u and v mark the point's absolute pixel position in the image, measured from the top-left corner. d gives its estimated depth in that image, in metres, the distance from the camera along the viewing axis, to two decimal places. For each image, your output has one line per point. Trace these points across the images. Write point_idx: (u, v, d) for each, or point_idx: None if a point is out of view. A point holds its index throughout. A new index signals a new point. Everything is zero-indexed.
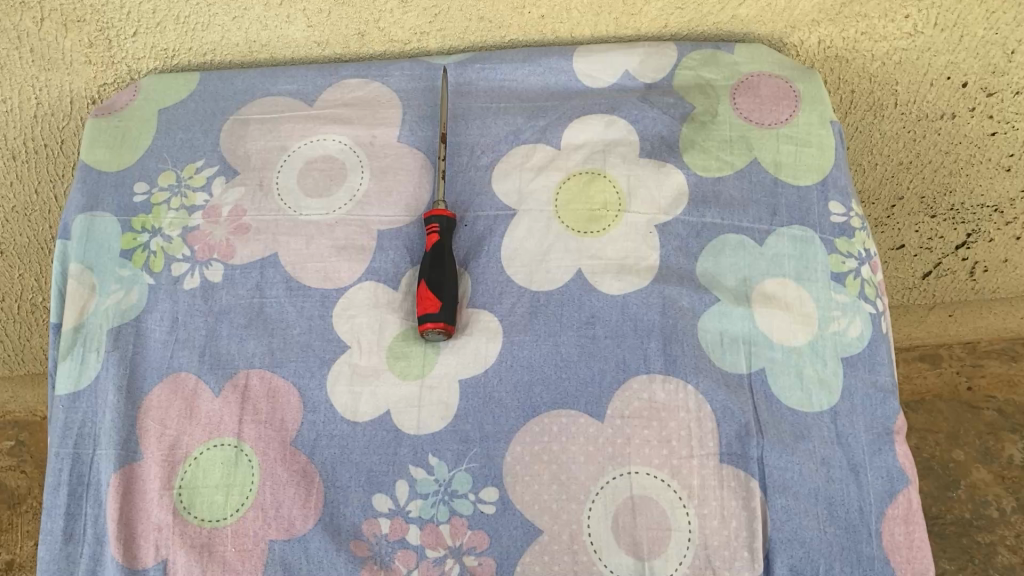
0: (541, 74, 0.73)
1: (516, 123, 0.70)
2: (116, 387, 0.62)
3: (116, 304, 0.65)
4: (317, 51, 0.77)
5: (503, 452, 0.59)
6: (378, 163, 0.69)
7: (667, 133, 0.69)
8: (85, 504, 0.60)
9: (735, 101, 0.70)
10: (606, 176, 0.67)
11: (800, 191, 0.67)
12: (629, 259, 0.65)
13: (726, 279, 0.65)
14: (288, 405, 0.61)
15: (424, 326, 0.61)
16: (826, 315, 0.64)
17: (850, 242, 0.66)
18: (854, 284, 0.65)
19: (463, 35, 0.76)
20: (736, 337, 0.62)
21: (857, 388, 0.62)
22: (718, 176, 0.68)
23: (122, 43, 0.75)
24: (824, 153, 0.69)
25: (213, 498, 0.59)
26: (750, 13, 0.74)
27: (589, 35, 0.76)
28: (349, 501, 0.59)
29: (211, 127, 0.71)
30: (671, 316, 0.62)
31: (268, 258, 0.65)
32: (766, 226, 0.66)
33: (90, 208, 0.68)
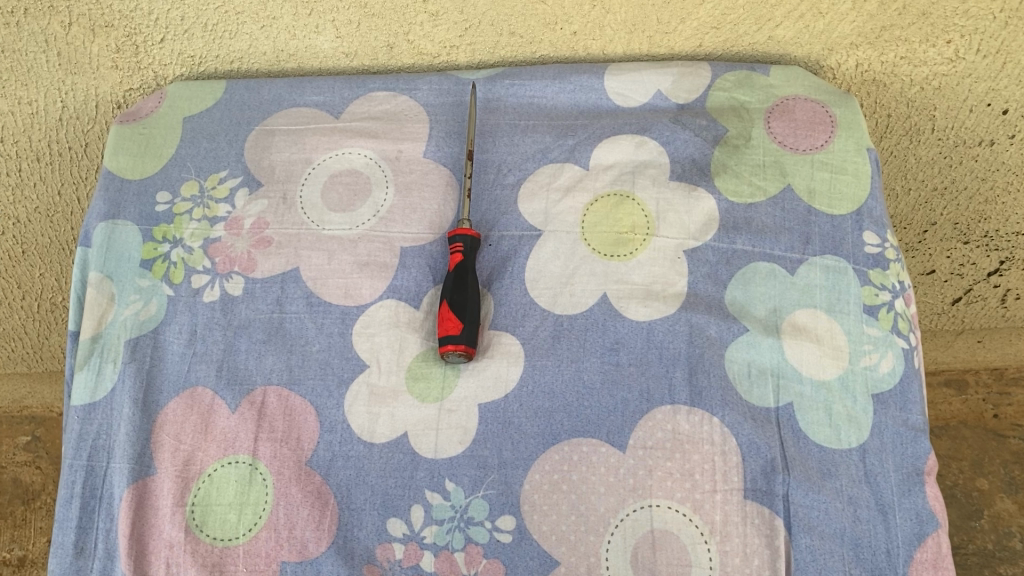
0: (570, 92, 0.72)
1: (545, 141, 0.69)
2: (132, 400, 0.61)
3: (134, 314, 0.64)
4: (345, 62, 0.76)
5: (521, 480, 0.58)
6: (404, 179, 0.68)
7: (699, 156, 0.68)
8: (97, 518, 0.60)
9: (769, 125, 0.69)
10: (635, 199, 0.66)
11: (834, 221, 0.65)
12: (655, 285, 0.63)
13: (755, 308, 0.63)
14: (304, 423, 0.60)
15: (446, 348, 0.60)
16: (857, 349, 0.62)
17: (884, 274, 0.64)
18: (887, 318, 0.63)
19: (493, 49, 0.75)
20: (765, 369, 0.61)
21: (888, 426, 0.60)
22: (750, 202, 0.66)
23: (149, 50, 0.74)
24: (859, 182, 0.67)
25: (226, 517, 0.58)
26: (787, 35, 0.72)
27: (621, 52, 0.75)
28: (364, 525, 0.58)
29: (236, 138, 0.70)
30: (697, 345, 0.61)
31: (289, 272, 0.64)
32: (799, 256, 0.64)
33: (112, 216, 0.68)
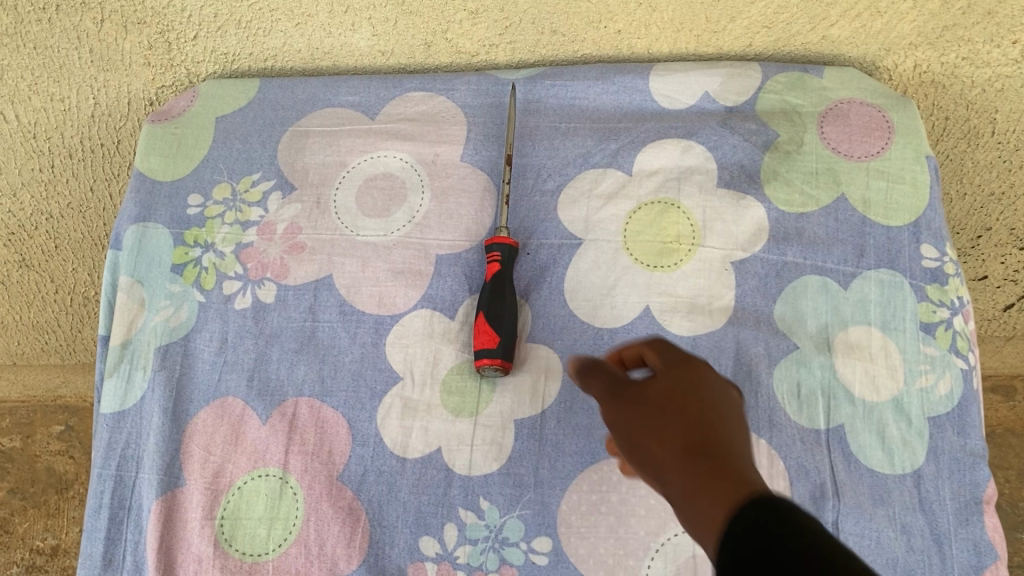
0: (614, 93, 0.69)
1: (586, 145, 0.67)
2: (161, 409, 0.60)
3: (165, 321, 0.63)
4: (381, 60, 0.73)
5: (558, 500, 0.56)
6: (441, 184, 0.65)
7: (749, 162, 0.64)
8: (125, 529, 0.59)
9: (823, 131, 0.65)
10: (681, 207, 0.63)
11: (890, 232, 0.62)
12: (701, 297, 0.61)
13: (806, 324, 0.60)
14: (336, 437, 0.59)
15: (480, 362, 0.58)
16: (913, 369, 0.59)
17: (943, 289, 0.61)
18: (945, 336, 0.60)
19: (533, 48, 0.72)
20: (815, 389, 0.58)
21: (945, 451, 0.57)
22: (801, 212, 0.63)
23: (182, 47, 0.73)
24: (918, 191, 0.63)
25: (256, 531, 0.57)
26: (843, 35, 0.69)
27: (667, 51, 0.71)
28: (395, 542, 0.56)
29: (269, 139, 0.68)
30: (744, 363, 0.59)
31: (322, 279, 0.63)
32: (852, 269, 0.61)
33: (143, 218, 0.66)
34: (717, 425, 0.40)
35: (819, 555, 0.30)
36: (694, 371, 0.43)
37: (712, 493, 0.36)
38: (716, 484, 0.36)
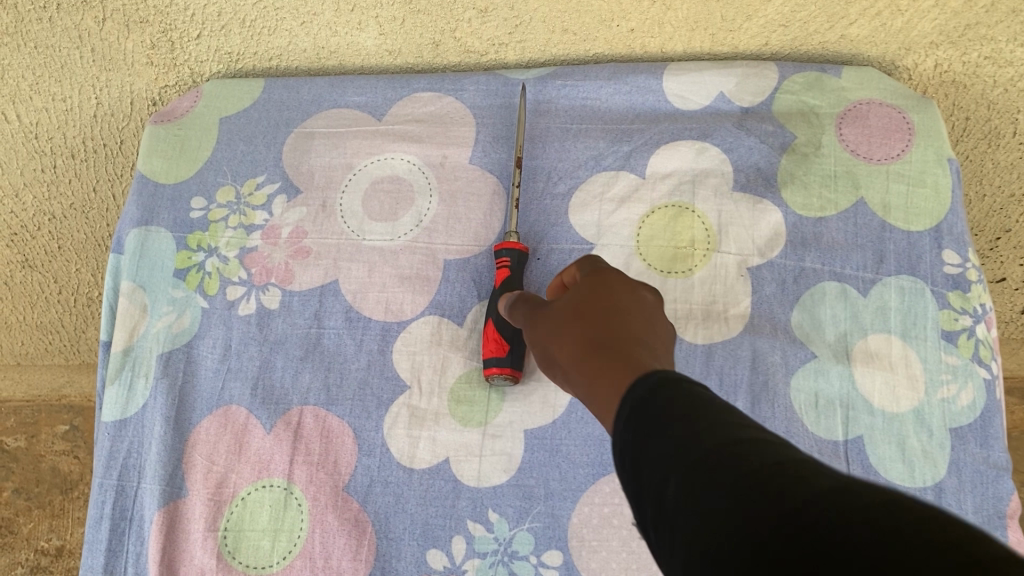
0: (627, 93, 0.66)
1: (598, 147, 0.65)
2: (163, 418, 0.59)
3: (167, 327, 0.61)
4: (389, 60, 0.72)
5: (569, 513, 0.55)
6: (449, 187, 0.64)
7: (765, 165, 0.63)
8: (127, 541, 0.57)
9: (841, 132, 0.63)
10: (695, 211, 0.62)
11: (910, 237, 0.60)
12: (717, 303, 0.60)
13: (824, 333, 0.59)
14: (342, 446, 0.57)
15: (489, 373, 0.56)
16: (934, 379, 0.57)
17: (965, 296, 0.59)
18: (967, 345, 0.58)
19: (544, 47, 0.70)
20: (833, 399, 0.57)
21: (967, 463, 0.56)
22: (819, 217, 0.61)
23: (186, 46, 0.71)
24: (939, 195, 0.61)
25: (259, 543, 0.56)
26: (862, 33, 0.67)
27: (681, 50, 0.70)
28: (402, 555, 0.55)
29: (274, 140, 0.67)
30: (761, 372, 0.58)
31: (328, 285, 0.62)
32: (871, 275, 0.60)
33: (145, 221, 0.65)
34: (617, 319, 0.41)
35: (694, 409, 0.30)
36: (600, 279, 0.45)
37: (604, 378, 0.36)
38: (608, 369, 0.37)
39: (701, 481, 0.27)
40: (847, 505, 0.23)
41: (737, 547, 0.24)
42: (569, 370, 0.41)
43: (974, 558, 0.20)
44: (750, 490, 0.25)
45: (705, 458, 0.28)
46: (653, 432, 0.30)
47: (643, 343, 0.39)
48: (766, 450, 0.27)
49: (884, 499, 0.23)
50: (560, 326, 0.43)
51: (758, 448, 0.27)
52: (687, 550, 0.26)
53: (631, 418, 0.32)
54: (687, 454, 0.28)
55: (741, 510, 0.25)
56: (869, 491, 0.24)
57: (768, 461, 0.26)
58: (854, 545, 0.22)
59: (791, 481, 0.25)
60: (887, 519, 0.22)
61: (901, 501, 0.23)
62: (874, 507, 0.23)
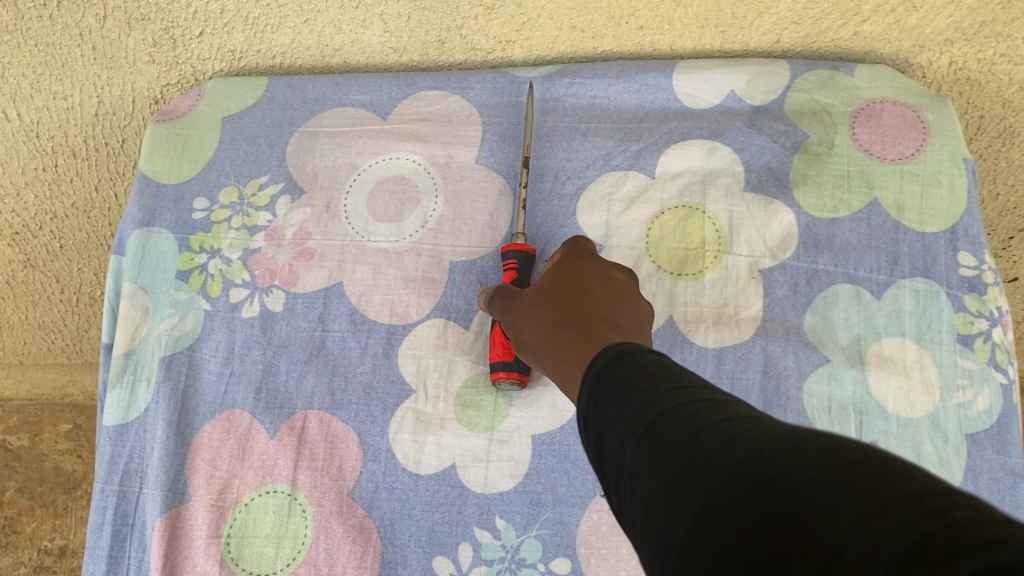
0: (636, 92, 0.65)
1: (606, 147, 0.64)
2: (165, 422, 0.58)
3: (169, 330, 0.61)
4: (394, 58, 0.71)
5: (578, 519, 0.54)
6: (455, 187, 0.63)
7: (777, 165, 0.62)
8: (129, 547, 0.57)
9: (854, 132, 0.62)
10: (706, 212, 0.61)
11: (925, 239, 0.59)
12: (728, 306, 0.59)
13: (837, 336, 0.58)
14: (347, 451, 0.57)
15: (497, 376, 0.55)
16: (950, 383, 0.56)
17: (981, 299, 0.58)
18: (984, 349, 0.57)
19: (552, 45, 0.69)
20: (846, 404, 0.56)
21: (983, 470, 0.55)
22: (832, 218, 0.60)
23: (187, 43, 0.70)
24: (955, 196, 0.60)
25: (263, 550, 0.55)
26: (875, 30, 0.65)
27: (691, 48, 0.68)
28: (408, 562, 0.55)
29: (277, 140, 0.66)
30: (773, 377, 0.57)
31: (333, 287, 0.61)
32: (885, 277, 0.59)
33: (146, 222, 0.64)
34: (583, 301, 0.48)
35: (647, 382, 0.35)
36: (578, 263, 0.53)
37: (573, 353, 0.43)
38: (575, 345, 0.44)
39: (655, 446, 0.31)
40: (778, 455, 0.27)
41: (689, 499, 0.29)
42: (544, 351, 0.48)
43: (883, 494, 0.24)
44: (697, 450, 0.30)
45: (658, 424, 0.32)
46: (614, 408, 0.35)
47: (608, 319, 0.46)
48: (710, 412, 0.32)
49: (809, 446, 0.27)
50: (534, 312, 0.50)
51: (703, 410, 0.32)
52: (650, 507, 0.30)
53: (595, 390, 0.37)
54: (641, 423, 0.33)
55: (691, 467, 0.29)
56: (797, 443, 0.28)
57: (712, 423, 0.31)
58: (777, 484, 0.26)
59: (731, 438, 0.29)
60: (809, 463, 0.26)
61: (825, 445, 0.27)
62: (800, 455, 0.27)
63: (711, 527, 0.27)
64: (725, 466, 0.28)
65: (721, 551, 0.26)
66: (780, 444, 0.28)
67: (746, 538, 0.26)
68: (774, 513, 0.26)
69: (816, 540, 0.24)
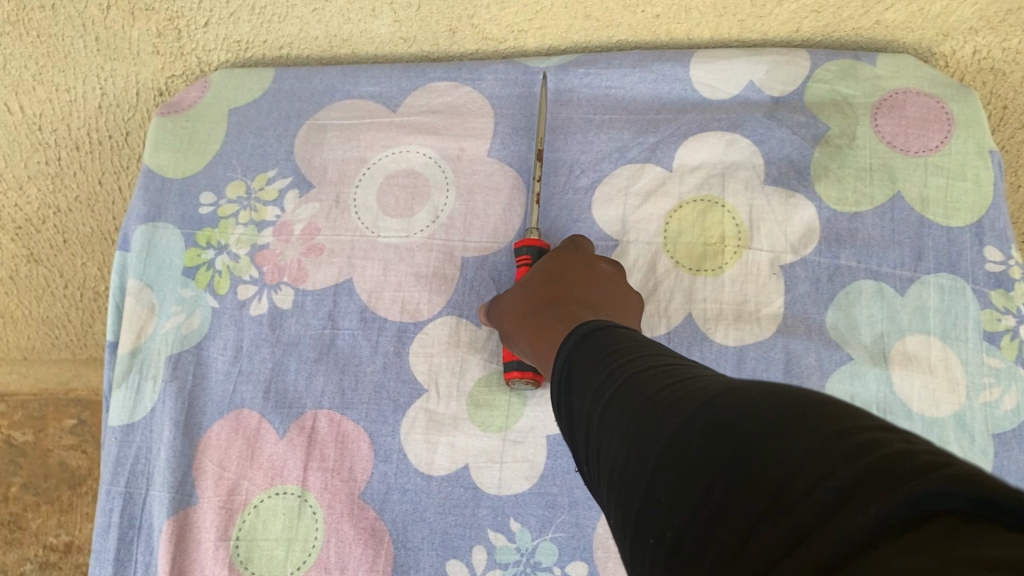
0: (652, 82, 0.64)
1: (622, 139, 0.62)
2: (172, 423, 0.57)
3: (175, 328, 0.59)
4: (403, 48, 0.69)
5: (594, 522, 0.53)
6: (467, 181, 0.61)
7: (797, 157, 0.60)
8: (135, 550, 0.55)
9: (877, 123, 0.60)
10: (725, 206, 0.59)
11: (950, 234, 0.58)
12: (748, 304, 0.57)
13: (860, 334, 0.56)
14: (358, 452, 0.55)
15: (512, 376, 0.53)
16: (976, 382, 0.55)
17: (1008, 295, 0.56)
18: (1011, 346, 0.55)
19: (565, 34, 0.67)
20: (869, 403, 0.55)
21: (1010, 470, 0.53)
22: (854, 212, 0.59)
23: (192, 34, 0.69)
24: (980, 188, 0.59)
25: (272, 553, 0.54)
26: (898, 19, 0.63)
27: (708, 37, 0.67)
28: (421, 566, 0.53)
29: (285, 132, 0.64)
30: (794, 376, 0.56)
31: (342, 284, 0.59)
32: (910, 273, 0.57)
33: (152, 217, 0.62)
34: (563, 291, 0.51)
35: (621, 357, 0.36)
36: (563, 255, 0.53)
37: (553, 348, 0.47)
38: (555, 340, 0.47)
39: (622, 412, 0.33)
40: (731, 405, 0.28)
41: (651, 454, 0.29)
42: (526, 340, 0.51)
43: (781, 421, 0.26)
44: (657, 410, 0.31)
45: (627, 391, 0.33)
46: (592, 383, 0.37)
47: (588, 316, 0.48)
48: (673, 378, 0.33)
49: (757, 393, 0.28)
50: (513, 303, 0.53)
51: (666, 375, 0.33)
52: (615, 468, 0.31)
53: (574, 370, 0.39)
54: (612, 391, 0.34)
55: (651, 426, 0.30)
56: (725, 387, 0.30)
57: (667, 384, 0.32)
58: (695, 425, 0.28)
59: (692, 395, 0.30)
60: (764, 411, 0.27)
61: (777, 392, 0.28)
62: (753, 402, 0.27)
63: (668, 479, 0.28)
64: (686, 421, 0.29)
65: (677, 500, 0.27)
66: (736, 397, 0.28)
67: (695, 484, 0.27)
68: (725, 459, 0.26)
69: (762, 480, 0.24)
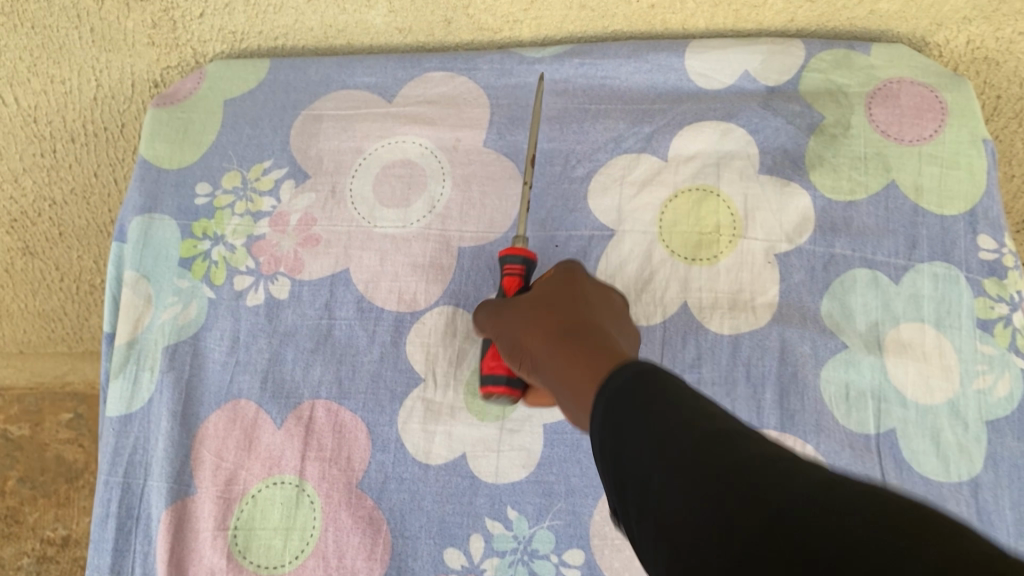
0: (647, 72, 0.64)
1: (617, 128, 0.62)
2: (169, 413, 0.57)
3: (172, 319, 0.59)
4: (399, 38, 0.69)
5: (591, 510, 0.53)
6: (463, 171, 0.61)
7: (792, 147, 0.60)
8: (134, 540, 0.56)
9: (872, 112, 0.60)
10: (720, 195, 0.60)
11: (944, 222, 0.58)
12: (743, 293, 0.58)
13: (854, 322, 0.57)
14: (355, 442, 0.55)
15: (486, 390, 0.52)
16: (969, 369, 0.55)
17: (1002, 283, 0.57)
18: (1004, 334, 0.56)
19: (561, 24, 0.67)
20: (864, 391, 0.55)
21: (1003, 457, 0.53)
22: (849, 200, 0.59)
23: (188, 25, 0.69)
24: (973, 177, 0.59)
25: (271, 543, 0.54)
26: (892, 8, 0.63)
27: (703, 27, 0.67)
28: (418, 554, 0.54)
29: (281, 123, 0.64)
30: (789, 364, 0.56)
31: (339, 274, 0.59)
32: (904, 262, 0.57)
33: (148, 208, 0.62)
34: (583, 317, 0.49)
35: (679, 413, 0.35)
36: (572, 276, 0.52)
37: (581, 373, 0.43)
38: (584, 364, 0.44)
39: (683, 481, 0.32)
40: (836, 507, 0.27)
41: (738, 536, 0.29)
42: (546, 363, 0.47)
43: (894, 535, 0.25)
44: (731, 492, 0.30)
45: (694, 451, 0.32)
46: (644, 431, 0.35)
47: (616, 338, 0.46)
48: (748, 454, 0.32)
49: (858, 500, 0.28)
50: (528, 320, 0.50)
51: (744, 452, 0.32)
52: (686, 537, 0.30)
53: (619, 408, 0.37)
54: (674, 445, 0.33)
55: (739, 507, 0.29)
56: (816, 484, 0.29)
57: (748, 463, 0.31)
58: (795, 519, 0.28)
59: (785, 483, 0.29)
60: (854, 517, 0.27)
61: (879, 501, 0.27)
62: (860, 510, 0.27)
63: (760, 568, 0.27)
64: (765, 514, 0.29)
65: None
66: (819, 494, 0.28)
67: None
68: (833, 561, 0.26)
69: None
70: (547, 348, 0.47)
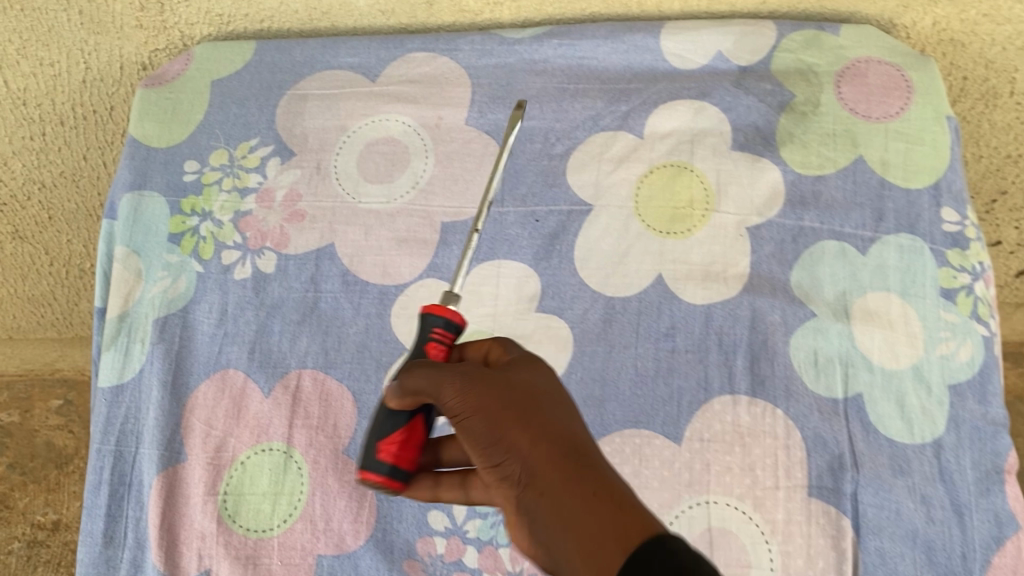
0: (624, 52, 0.66)
1: (595, 107, 0.64)
2: (160, 382, 0.59)
3: (162, 292, 0.61)
4: (382, 21, 0.71)
5: None
6: (444, 149, 0.63)
7: (763, 124, 0.62)
8: (126, 506, 0.58)
9: (840, 90, 0.62)
10: (693, 170, 0.62)
11: (909, 195, 0.60)
12: (716, 264, 0.60)
13: (823, 291, 0.59)
14: (341, 409, 0.57)
15: (370, 476, 0.43)
16: (933, 336, 0.57)
17: (964, 254, 0.59)
18: (966, 302, 0.58)
19: (540, 6, 0.69)
20: (832, 356, 0.57)
21: (965, 420, 0.55)
22: (818, 174, 0.61)
23: (175, 8, 0.70)
24: (937, 153, 0.61)
25: (259, 507, 0.56)
26: None
27: (679, 9, 0.69)
28: (403, 517, 0.55)
29: (267, 102, 0.66)
30: (760, 331, 0.58)
31: (324, 248, 0.61)
32: (871, 233, 0.59)
33: (138, 186, 0.64)
34: (574, 424, 0.42)
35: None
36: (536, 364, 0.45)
37: (592, 519, 0.37)
38: (597, 505, 0.37)
39: None
40: None
41: None
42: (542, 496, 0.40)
43: None
44: None
45: None
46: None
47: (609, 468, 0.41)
48: None
49: None
50: (512, 415, 0.41)
51: None
52: None
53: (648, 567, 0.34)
54: None
55: None
56: None
57: None
58: None
59: None
60: None
61: None
62: None
63: None
64: None
65: None
66: None
67: None
68: None
69: None
70: (542, 458, 0.40)
